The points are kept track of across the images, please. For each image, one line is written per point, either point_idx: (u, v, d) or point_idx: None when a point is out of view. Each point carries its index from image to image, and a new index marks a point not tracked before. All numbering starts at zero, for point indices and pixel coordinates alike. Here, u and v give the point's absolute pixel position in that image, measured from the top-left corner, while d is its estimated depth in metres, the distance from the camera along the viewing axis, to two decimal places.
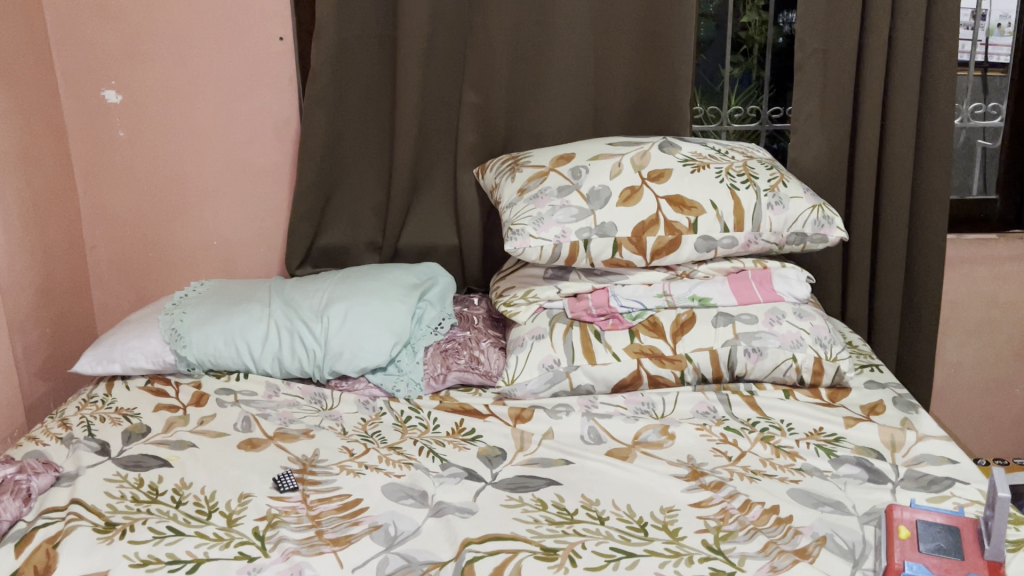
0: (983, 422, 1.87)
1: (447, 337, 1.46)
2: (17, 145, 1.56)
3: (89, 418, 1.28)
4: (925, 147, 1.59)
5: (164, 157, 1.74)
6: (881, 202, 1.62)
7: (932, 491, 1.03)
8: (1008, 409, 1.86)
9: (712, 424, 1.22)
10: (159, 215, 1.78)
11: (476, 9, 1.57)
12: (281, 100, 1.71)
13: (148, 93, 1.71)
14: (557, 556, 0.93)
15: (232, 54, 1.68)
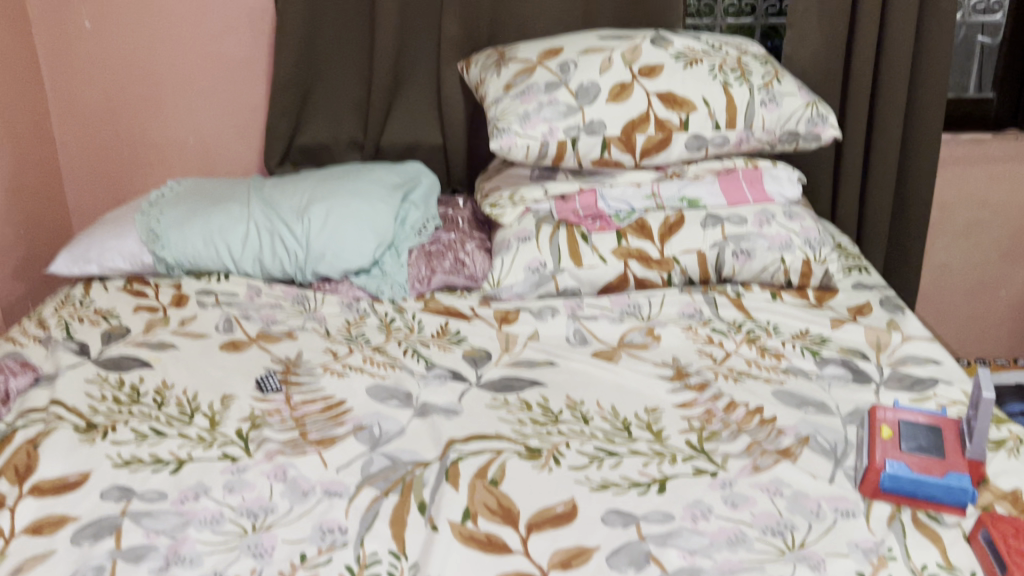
0: (966, 324, 1.88)
1: (432, 239, 1.43)
2: None
3: (67, 318, 1.26)
4: (925, 42, 1.54)
5: (135, 49, 1.67)
6: (876, 101, 1.57)
7: (915, 391, 1.03)
8: (992, 311, 1.87)
9: (698, 326, 1.22)
10: (132, 111, 1.72)
11: None
12: None
13: None
14: (541, 456, 0.93)
15: None
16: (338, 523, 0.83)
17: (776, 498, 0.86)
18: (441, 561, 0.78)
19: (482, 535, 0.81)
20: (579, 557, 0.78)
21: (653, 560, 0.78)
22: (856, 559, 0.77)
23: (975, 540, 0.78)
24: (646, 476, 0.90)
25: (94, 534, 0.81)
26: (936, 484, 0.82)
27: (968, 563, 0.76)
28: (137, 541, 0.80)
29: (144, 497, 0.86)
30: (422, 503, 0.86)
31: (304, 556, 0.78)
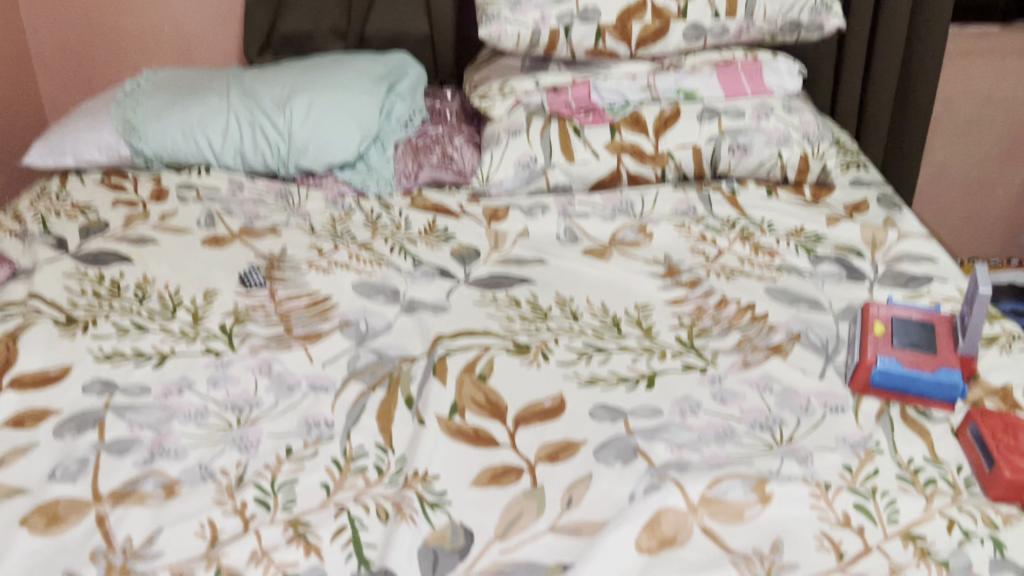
0: (962, 224, 1.87)
1: (419, 133, 1.38)
2: None
3: (44, 212, 1.23)
4: None
5: None
6: None
7: (909, 288, 1.02)
8: (989, 211, 1.85)
9: (691, 223, 1.19)
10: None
11: None
12: None
13: None
14: (529, 352, 0.92)
15: None
16: (324, 417, 0.82)
17: (765, 394, 0.85)
18: (428, 454, 0.77)
19: (470, 430, 0.80)
20: (568, 451, 0.78)
21: (640, 454, 0.77)
22: (844, 453, 0.77)
23: (963, 435, 0.78)
24: (634, 372, 0.89)
25: (77, 427, 0.80)
26: (926, 380, 0.82)
27: (955, 457, 0.76)
28: (120, 434, 0.79)
29: (126, 391, 0.85)
30: (409, 398, 0.85)
31: (289, 449, 0.77)
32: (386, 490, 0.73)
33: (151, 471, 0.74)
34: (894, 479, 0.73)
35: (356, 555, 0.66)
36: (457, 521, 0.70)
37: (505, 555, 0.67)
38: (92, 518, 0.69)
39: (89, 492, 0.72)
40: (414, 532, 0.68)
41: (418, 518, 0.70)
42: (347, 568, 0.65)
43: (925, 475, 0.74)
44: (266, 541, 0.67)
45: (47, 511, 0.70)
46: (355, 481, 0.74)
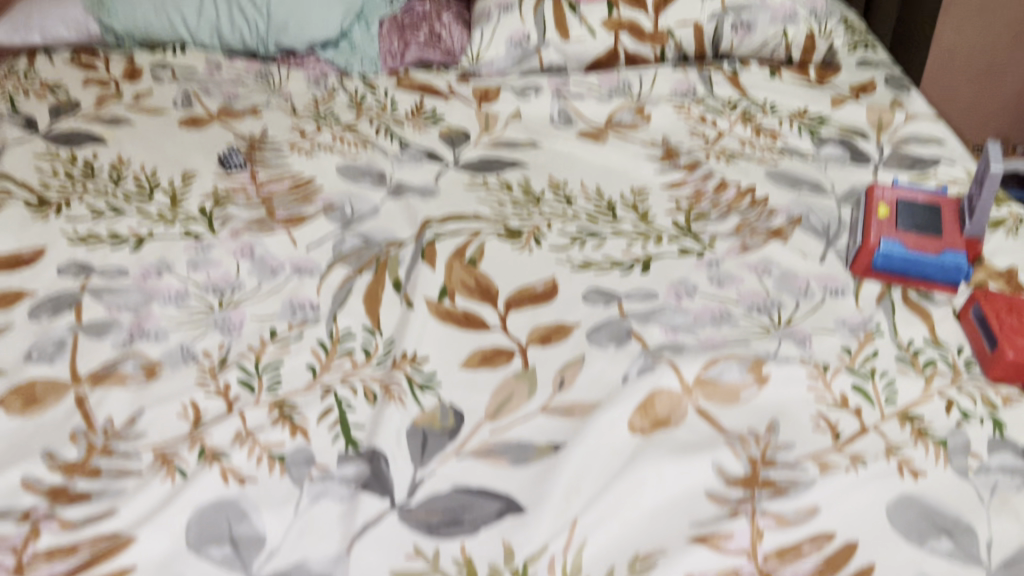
0: (969, 113, 1.77)
1: (405, 9, 1.31)
2: None
3: (11, 92, 1.17)
4: None
5: None
6: None
7: (915, 171, 0.98)
8: (998, 98, 1.74)
9: (691, 105, 1.14)
10: None
11: None
12: None
13: None
14: (521, 238, 0.88)
15: None
16: (309, 300, 0.79)
17: (764, 278, 0.83)
18: (417, 336, 0.74)
19: (460, 313, 0.78)
20: (560, 334, 0.76)
21: (635, 337, 0.75)
22: (843, 336, 0.75)
23: (965, 317, 0.76)
24: (629, 256, 0.86)
25: (53, 309, 0.77)
26: (930, 262, 0.79)
27: (956, 339, 0.75)
28: (98, 316, 0.76)
29: (103, 273, 0.82)
30: (397, 281, 0.82)
31: (273, 332, 0.75)
32: (373, 372, 0.71)
33: (131, 353, 0.72)
34: (893, 361, 0.72)
35: (342, 436, 0.64)
36: (446, 403, 0.68)
37: (495, 437, 0.65)
38: (71, 399, 0.67)
39: (67, 373, 0.70)
40: (403, 413, 0.66)
41: (407, 400, 0.68)
42: (333, 449, 0.63)
43: (925, 357, 0.72)
44: (250, 422, 0.65)
45: (23, 392, 0.68)
46: (341, 364, 0.72)
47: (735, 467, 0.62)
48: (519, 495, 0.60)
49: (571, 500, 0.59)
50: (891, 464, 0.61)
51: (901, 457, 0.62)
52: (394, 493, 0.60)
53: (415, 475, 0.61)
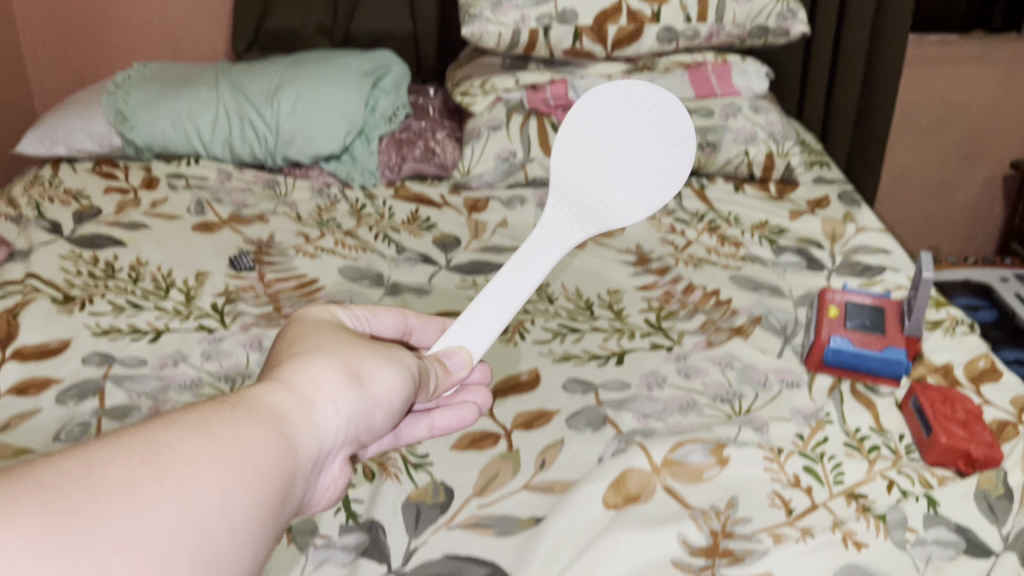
0: (921, 201, 2.02)
1: (403, 126, 1.45)
2: None
3: (38, 198, 1.28)
4: None
5: None
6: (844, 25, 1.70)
7: (864, 277, 1.08)
8: (959, 193, 2.00)
9: (661, 215, 1.26)
10: (102, 11, 1.77)
11: None
12: None
13: None
14: (507, 332, 0.96)
15: None
16: None
17: (726, 370, 0.91)
18: None
19: None
20: (542, 418, 0.83)
21: (610, 422, 0.82)
22: (797, 422, 0.83)
23: (905, 406, 0.84)
24: (605, 349, 0.94)
25: (78, 395, 0.85)
26: (875, 358, 0.88)
27: (898, 427, 0.83)
28: (119, 401, 0.84)
29: (124, 363, 0.90)
30: None
31: None
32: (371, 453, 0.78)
33: None
34: (841, 445, 0.80)
35: (343, 509, 0.71)
36: (438, 481, 0.75)
37: (482, 510, 0.72)
38: None
39: None
40: (398, 489, 0.73)
41: (402, 477, 0.75)
42: (334, 520, 0.70)
43: (870, 443, 0.80)
44: None
45: None
46: None
47: (699, 538, 0.68)
48: (503, 562, 0.67)
49: (550, 564, 0.66)
50: (836, 536, 0.68)
51: (846, 530, 0.69)
52: (390, 558, 0.67)
53: (409, 544, 0.68)
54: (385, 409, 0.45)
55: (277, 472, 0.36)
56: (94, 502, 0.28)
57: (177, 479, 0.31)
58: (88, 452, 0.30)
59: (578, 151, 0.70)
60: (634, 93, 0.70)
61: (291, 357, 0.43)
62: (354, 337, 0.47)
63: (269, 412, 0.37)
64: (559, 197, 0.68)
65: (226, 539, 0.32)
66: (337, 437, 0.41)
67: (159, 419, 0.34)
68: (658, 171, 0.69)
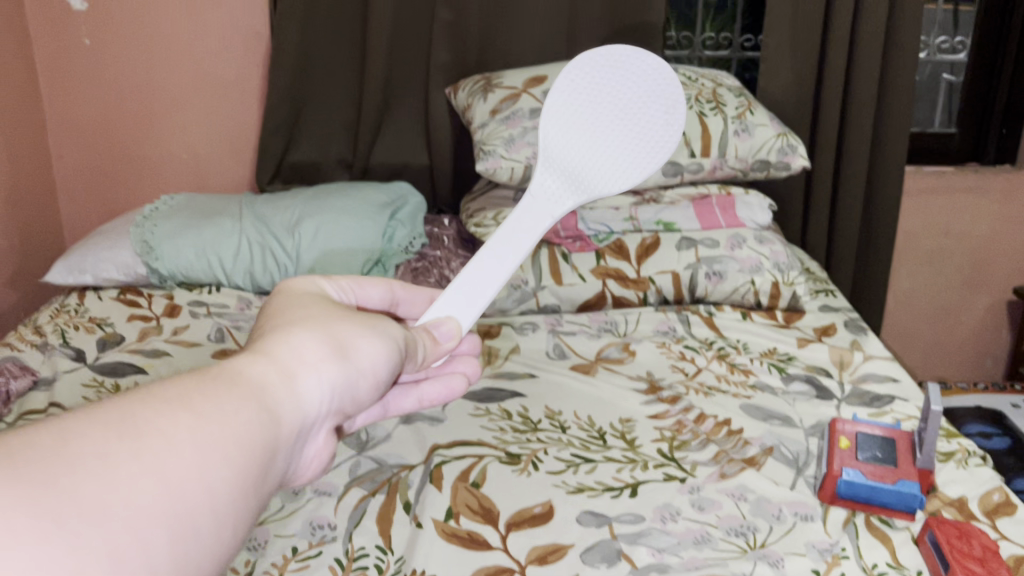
0: (926, 327, 2.05)
1: (419, 256, 1.51)
2: (9, 97, 1.65)
3: (63, 326, 1.32)
4: (884, 117, 1.76)
5: (146, 74, 1.80)
6: (843, 154, 1.78)
7: (874, 406, 1.09)
8: (964, 319, 2.04)
9: (671, 342, 1.28)
10: (133, 144, 1.86)
11: None
12: (249, 45, 1.79)
13: (117, 24, 1.76)
14: (520, 461, 0.97)
15: (207, 4, 1.75)
16: (327, 519, 0.87)
17: (740, 503, 0.91)
18: (425, 552, 0.82)
19: (463, 531, 0.85)
20: (556, 552, 0.82)
21: (624, 557, 0.82)
22: (812, 557, 0.82)
23: (922, 543, 0.84)
24: (619, 480, 0.94)
25: None
26: (889, 492, 0.88)
27: (915, 563, 0.82)
28: None
29: None
30: (407, 501, 0.90)
31: (295, 548, 0.83)
32: None
33: None
34: None
35: None
36: None
37: None
38: None
39: None
40: None
41: None
42: None
43: None
44: None
45: None
46: None
47: None
48: None
49: None
50: None
51: None
52: None
53: None
54: (367, 379, 0.48)
55: (261, 440, 0.37)
56: (66, 474, 0.28)
57: (155, 452, 0.31)
58: (62, 426, 0.30)
59: (571, 108, 0.76)
60: (620, 60, 0.79)
61: (274, 332, 0.45)
62: (333, 313, 0.50)
63: (250, 385, 0.39)
64: (555, 152, 0.74)
65: (206, 508, 0.32)
66: (320, 407, 0.44)
67: (139, 392, 0.34)
68: (648, 132, 0.77)
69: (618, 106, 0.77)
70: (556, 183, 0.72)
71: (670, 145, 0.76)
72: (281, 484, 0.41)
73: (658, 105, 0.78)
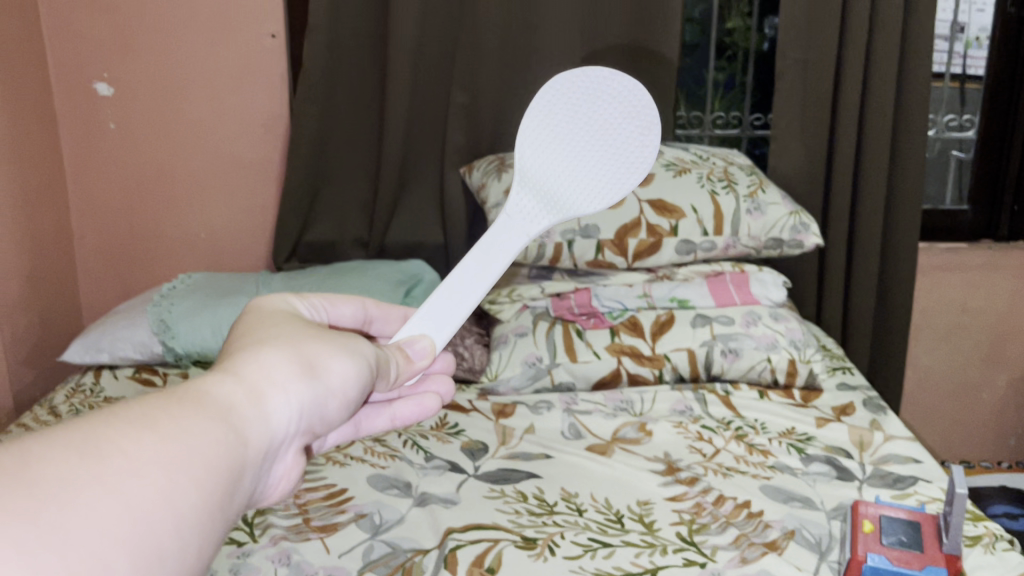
0: (947, 404, 2.02)
1: None
2: (35, 178, 1.69)
3: (78, 406, 1.32)
4: (896, 193, 1.78)
5: (168, 156, 1.84)
6: (856, 229, 1.79)
7: (897, 488, 1.07)
8: (984, 396, 2.01)
9: (688, 422, 1.27)
10: (153, 224, 1.89)
11: (460, 36, 1.71)
12: (269, 128, 1.83)
13: (142, 108, 1.81)
14: (536, 545, 0.95)
15: (230, 89, 1.81)
16: None
17: None
18: None
19: None
20: None
21: None
22: None
23: None
24: (637, 565, 0.92)
25: None
26: None
27: None
28: None
29: None
30: None
31: None
32: None
33: None
34: None
35: None
36: None
37: None
38: None
39: None
40: None
41: None
42: None
43: None
44: None
45: None
46: None
47: None
48: None
49: None
50: None
51: None
52: None
53: None
54: (337, 395, 0.51)
55: (228, 460, 0.39)
56: (28, 496, 0.31)
57: (117, 475, 0.34)
58: (25, 450, 0.33)
59: (548, 134, 0.77)
60: (598, 79, 0.78)
61: (245, 351, 0.48)
62: (304, 330, 0.53)
63: (218, 405, 0.42)
64: (531, 181, 0.75)
65: (170, 527, 0.35)
66: (289, 426, 0.46)
67: (101, 414, 0.37)
68: (626, 154, 0.77)
69: (597, 129, 0.77)
70: (530, 210, 0.74)
71: (644, 169, 0.76)
72: (249, 499, 0.44)
73: (633, 127, 0.78)
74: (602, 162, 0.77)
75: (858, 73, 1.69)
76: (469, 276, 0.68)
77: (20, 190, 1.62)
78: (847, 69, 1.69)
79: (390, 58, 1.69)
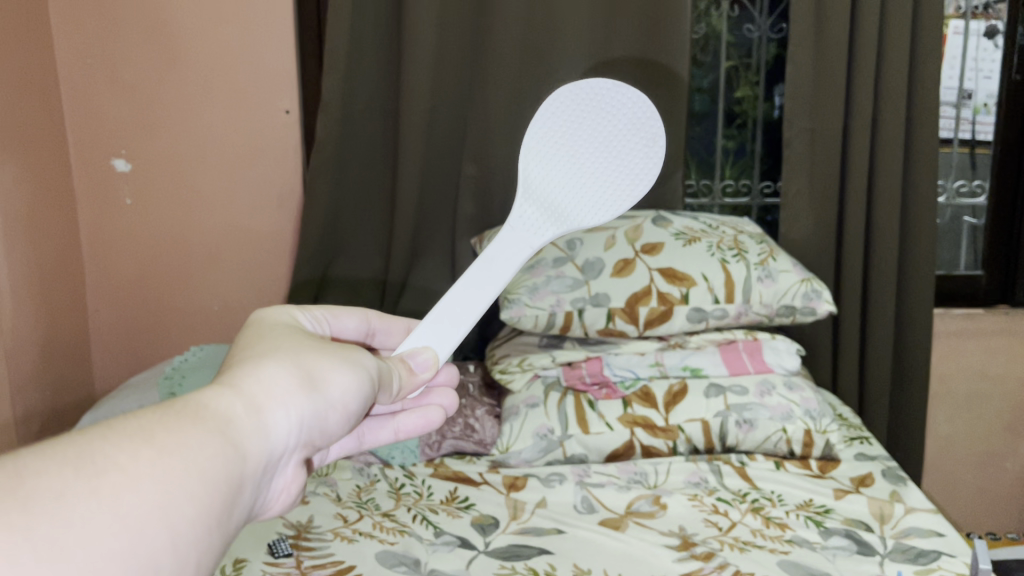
0: (971, 473, 1.98)
1: None
2: (52, 252, 1.72)
3: None
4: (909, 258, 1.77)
5: (183, 229, 1.87)
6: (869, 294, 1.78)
7: (920, 563, 1.04)
8: (1008, 464, 1.97)
9: (703, 495, 1.24)
10: (166, 297, 1.90)
11: (471, 110, 1.74)
12: (283, 201, 1.86)
13: (158, 183, 1.84)
14: None
15: (244, 163, 1.84)
16: None
17: None
18: None
19: None
20: None
21: None
22: None
23: None
24: None
25: None
26: None
27: None
28: None
29: None
30: None
31: None
32: None
33: None
34: None
35: None
36: None
37: None
38: None
39: None
40: None
41: None
42: None
43: None
44: None
45: None
46: None
47: None
48: None
49: None
50: None
51: None
52: None
53: None
54: (338, 408, 0.52)
55: (224, 474, 0.41)
56: (24, 516, 0.33)
57: (113, 489, 0.36)
58: (24, 468, 0.35)
59: (553, 144, 0.80)
60: (602, 93, 0.82)
61: (248, 362, 0.49)
62: (305, 343, 0.54)
63: (216, 418, 0.43)
64: (538, 189, 0.78)
65: (165, 539, 0.37)
66: (288, 439, 0.48)
67: (96, 431, 0.39)
68: (630, 166, 0.80)
69: (601, 141, 0.81)
70: (536, 216, 0.77)
71: (648, 179, 0.79)
72: (249, 513, 0.45)
73: (637, 139, 0.82)
74: (608, 173, 0.80)
75: (865, 141, 1.70)
76: (474, 290, 0.70)
77: (37, 264, 1.64)
78: (854, 137, 1.71)
79: (403, 131, 1.72)
